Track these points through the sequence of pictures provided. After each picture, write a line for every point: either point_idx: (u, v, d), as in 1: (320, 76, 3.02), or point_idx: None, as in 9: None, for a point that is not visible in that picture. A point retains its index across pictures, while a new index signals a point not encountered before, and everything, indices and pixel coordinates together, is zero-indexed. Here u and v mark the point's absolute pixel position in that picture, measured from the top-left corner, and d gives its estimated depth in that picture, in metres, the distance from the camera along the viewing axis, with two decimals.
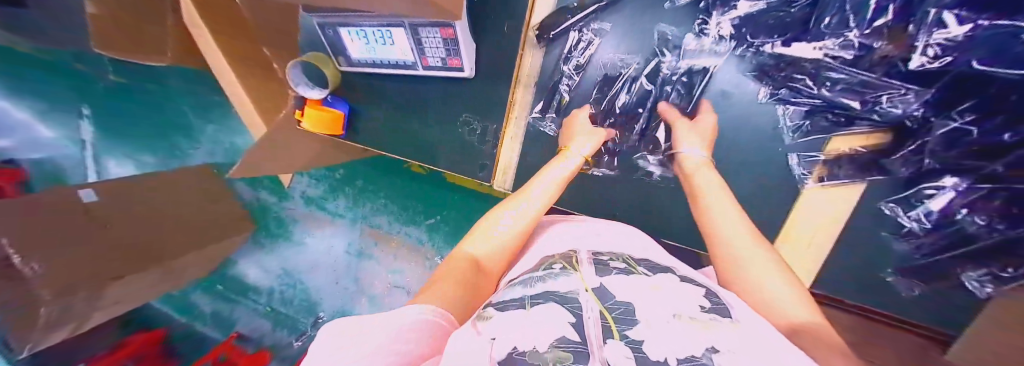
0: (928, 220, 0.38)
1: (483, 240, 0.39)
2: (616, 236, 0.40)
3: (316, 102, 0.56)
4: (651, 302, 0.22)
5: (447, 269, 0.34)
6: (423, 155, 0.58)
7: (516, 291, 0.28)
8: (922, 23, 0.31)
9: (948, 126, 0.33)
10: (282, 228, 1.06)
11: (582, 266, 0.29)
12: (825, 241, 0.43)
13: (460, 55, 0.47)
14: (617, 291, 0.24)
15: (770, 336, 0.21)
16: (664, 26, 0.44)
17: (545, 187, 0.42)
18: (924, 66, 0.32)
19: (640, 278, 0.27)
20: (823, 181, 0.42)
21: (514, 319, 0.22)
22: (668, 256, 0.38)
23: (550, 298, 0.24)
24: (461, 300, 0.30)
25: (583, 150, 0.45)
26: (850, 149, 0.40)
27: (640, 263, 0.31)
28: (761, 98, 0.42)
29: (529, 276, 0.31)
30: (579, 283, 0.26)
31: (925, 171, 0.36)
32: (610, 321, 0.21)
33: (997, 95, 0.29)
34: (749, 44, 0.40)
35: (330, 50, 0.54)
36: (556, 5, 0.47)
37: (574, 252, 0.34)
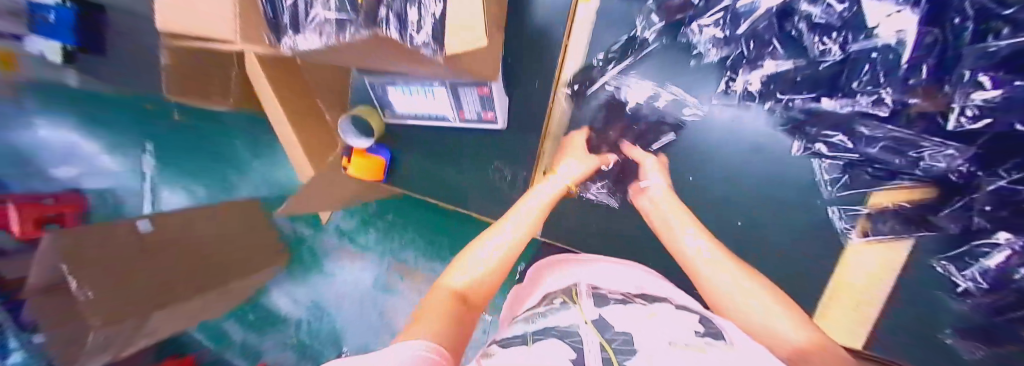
0: (984, 280, 0.37)
1: (465, 267, 0.35)
2: (618, 273, 0.44)
3: (362, 150, 0.59)
4: (647, 333, 0.25)
5: (431, 301, 0.31)
6: (454, 198, 0.61)
7: (522, 327, 0.32)
8: (957, 83, 0.31)
9: (994, 183, 0.33)
10: (314, 260, 1.05)
11: (582, 300, 0.35)
12: (877, 292, 0.44)
13: (494, 109, 0.51)
14: (615, 325, 0.28)
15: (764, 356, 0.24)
16: (692, 81, 0.46)
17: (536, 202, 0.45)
18: (961, 126, 0.32)
19: (636, 311, 0.31)
20: (867, 235, 0.43)
21: (517, 354, 0.23)
22: (671, 286, 0.42)
23: (551, 333, 0.27)
24: (451, 335, 0.26)
25: (568, 170, 0.50)
26: (892, 203, 0.40)
27: (639, 297, 0.37)
28: (796, 152, 0.43)
29: (536, 312, 0.35)
30: (579, 317, 0.30)
31: (976, 229, 0.36)
32: (609, 352, 0.23)
33: None
34: (778, 99, 0.41)
35: (377, 104, 0.60)
36: (583, 64, 0.51)
37: (576, 285, 0.40)
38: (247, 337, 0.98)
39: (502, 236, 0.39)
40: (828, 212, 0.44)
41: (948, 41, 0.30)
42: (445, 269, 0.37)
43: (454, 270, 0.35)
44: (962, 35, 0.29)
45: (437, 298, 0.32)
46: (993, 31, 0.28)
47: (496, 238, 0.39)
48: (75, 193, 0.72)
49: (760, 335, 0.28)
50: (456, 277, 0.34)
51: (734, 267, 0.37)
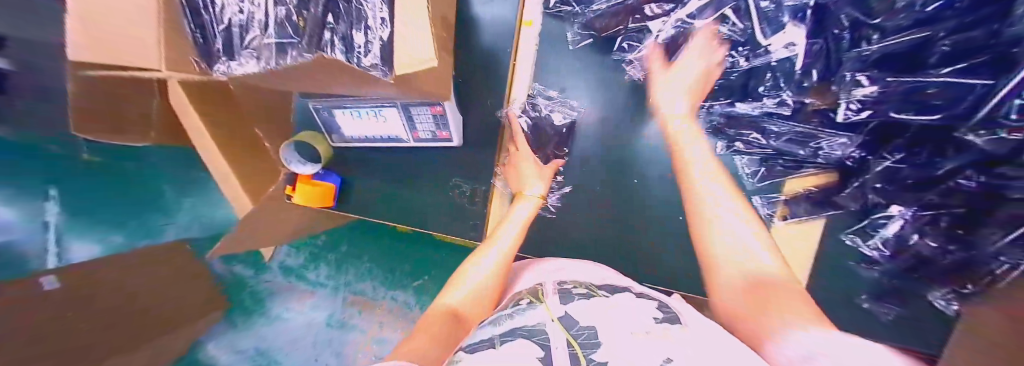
0: (885, 248, 0.42)
1: (464, 287, 0.42)
2: (578, 268, 0.46)
3: (308, 176, 0.58)
4: (610, 325, 0.29)
5: (426, 319, 0.37)
6: (415, 220, 0.59)
7: (489, 330, 0.32)
8: (843, 83, 0.33)
9: (882, 163, 0.37)
10: (257, 304, 0.82)
11: (547, 298, 0.36)
12: (802, 270, 0.49)
13: (449, 128, 0.51)
14: (580, 319, 0.30)
15: (715, 332, 0.30)
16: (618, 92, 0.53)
17: (512, 227, 0.49)
18: (850, 117, 0.35)
19: (601, 302, 0.34)
20: (786, 218, 0.48)
21: (489, 356, 0.26)
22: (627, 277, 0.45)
23: (518, 334, 0.29)
24: (436, 346, 0.31)
25: (535, 190, 0.51)
26: (803, 189, 0.46)
27: (602, 287, 0.38)
28: (720, 151, 0.49)
29: (500, 315, 0.35)
30: (546, 315, 0.32)
31: (871, 205, 0.41)
32: (576, 348, 0.26)
33: (913, 140, 0.33)
34: (702, 106, 0.47)
35: (324, 129, 0.58)
36: (531, 86, 0.55)
37: (541, 285, 0.41)
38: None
39: (495, 252, 0.46)
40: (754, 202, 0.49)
41: (834, 49, 0.33)
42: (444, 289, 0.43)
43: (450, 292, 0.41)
44: (841, 45, 0.33)
45: (436, 314, 0.38)
46: (864, 39, 0.31)
47: (490, 255, 0.45)
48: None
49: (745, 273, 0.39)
50: (454, 296, 0.41)
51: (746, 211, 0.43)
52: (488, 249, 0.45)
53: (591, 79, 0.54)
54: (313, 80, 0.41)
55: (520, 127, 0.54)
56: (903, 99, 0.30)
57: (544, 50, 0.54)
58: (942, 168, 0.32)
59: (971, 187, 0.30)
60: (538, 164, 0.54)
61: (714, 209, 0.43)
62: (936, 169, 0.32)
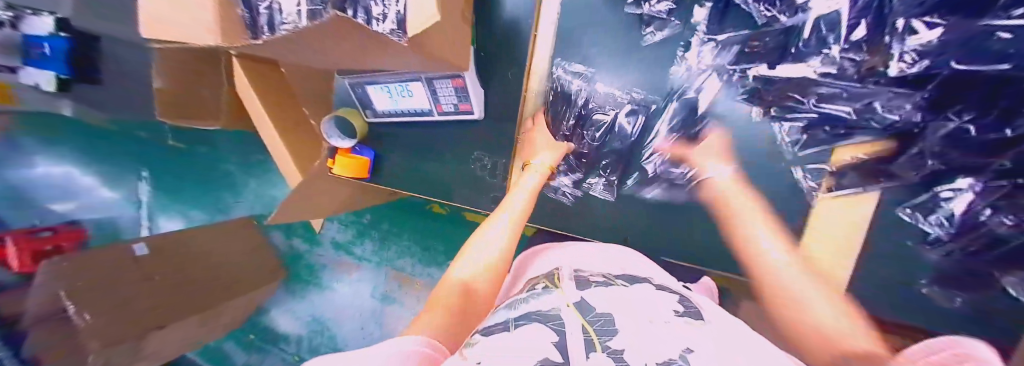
0: (951, 224, 0.38)
1: (472, 260, 0.40)
2: (593, 254, 0.43)
3: (346, 149, 0.62)
4: (629, 314, 0.26)
5: (442, 289, 0.37)
6: (440, 192, 0.61)
7: (503, 314, 0.30)
8: (894, 32, 0.33)
9: (947, 127, 0.34)
10: (311, 274, 1.03)
11: (563, 284, 0.33)
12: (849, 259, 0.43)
13: (470, 100, 0.52)
14: (597, 305, 0.27)
15: (753, 339, 0.24)
16: (637, 55, 0.49)
17: (523, 194, 0.48)
18: (903, 72, 0.34)
19: (619, 292, 0.30)
20: (831, 190, 0.43)
21: (501, 341, 0.23)
22: (650, 263, 0.42)
23: (532, 318, 0.26)
24: (448, 327, 0.31)
25: (544, 159, 0.51)
26: (851, 157, 0.41)
27: (622, 278, 0.35)
28: (756, 117, 0.45)
29: (515, 299, 0.33)
30: (561, 300, 0.29)
31: (934, 172, 0.37)
32: (592, 333, 0.23)
33: (1005, 109, 0.30)
34: (732, 70, 0.44)
35: (359, 105, 0.61)
36: (553, 51, 0.52)
37: (558, 269, 0.38)
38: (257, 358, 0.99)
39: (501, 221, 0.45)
40: (795, 174, 0.45)
41: None
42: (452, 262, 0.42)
43: (460, 266, 0.40)
44: None
45: (447, 290, 0.37)
46: None
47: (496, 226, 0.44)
48: (70, 225, 0.75)
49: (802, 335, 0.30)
50: (463, 270, 0.39)
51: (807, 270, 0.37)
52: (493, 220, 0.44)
53: (600, 47, 0.50)
54: (347, 51, 0.43)
55: (540, 110, 0.54)
56: (966, 48, 0.29)
57: (568, 14, 0.50)
58: (1013, 129, 0.31)
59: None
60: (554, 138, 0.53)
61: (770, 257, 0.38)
62: (1007, 128, 0.31)
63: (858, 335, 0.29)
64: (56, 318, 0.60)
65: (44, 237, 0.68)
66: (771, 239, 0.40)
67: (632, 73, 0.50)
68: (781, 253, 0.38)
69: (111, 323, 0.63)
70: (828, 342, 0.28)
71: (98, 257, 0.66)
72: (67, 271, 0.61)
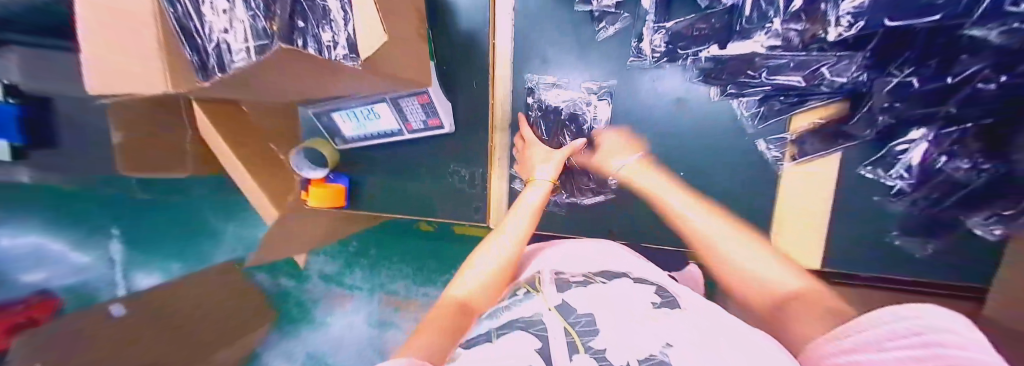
0: (909, 175, 0.40)
1: (470, 277, 0.38)
2: (587, 251, 0.43)
3: (319, 180, 0.60)
4: (608, 312, 0.26)
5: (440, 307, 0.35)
6: (423, 211, 0.60)
7: (485, 324, 0.30)
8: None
9: (891, 81, 0.35)
10: (302, 313, 0.91)
11: (544, 287, 0.32)
12: (821, 223, 0.46)
13: (438, 115, 0.52)
14: (577, 305, 0.27)
15: (718, 319, 0.26)
16: (596, 53, 0.50)
17: (523, 210, 0.43)
18: (841, 36, 0.33)
19: (597, 289, 0.30)
20: (796, 158, 0.45)
21: (485, 353, 0.23)
22: (650, 265, 0.41)
23: (515, 326, 0.26)
24: (444, 343, 0.29)
25: (545, 174, 0.47)
26: (809, 123, 0.44)
27: (601, 274, 0.35)
28: (714, 96, 0.48)
29: (498, 307, 0.32)
30: (542, 304, 0.28)
31: (886, 128, 0.39)
32: (574, 336, 0.23)
33: (943, 57, 0.31)
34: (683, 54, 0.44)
35: (327, 134, 0.60)
36: (513, 57, 0.52)
37: (540, 273, 0.37)
38: None
39: (499, 244, 0.41)
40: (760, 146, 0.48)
41: None
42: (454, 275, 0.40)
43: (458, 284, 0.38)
44: None
45: (443, 309, 0.35)
46: None
47: (499, 242, 0.41)
48: (41, 294, 0.61)
49: (745, 283, 0.34)
50: (461, 288, 0.37)
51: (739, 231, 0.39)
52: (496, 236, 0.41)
53: (557, 48, 0.51)
54: (302, 83, 0.42)
55: (523, 113, 0.53)
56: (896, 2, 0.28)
57: (524, 22, 0.51)
58: None
59: (992, 89, 0.30)
60: (549, 148, 0.51)
61: (705, 225, 0.40)
62: None
63: (788, 279, 0.32)
64: None
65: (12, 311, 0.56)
66: (689, 208, 0.43)
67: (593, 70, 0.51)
68: (698, 214, 0.42)
69: None
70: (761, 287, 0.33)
71: (65, 328, 0.58)
72: (28, 348, 0.52)
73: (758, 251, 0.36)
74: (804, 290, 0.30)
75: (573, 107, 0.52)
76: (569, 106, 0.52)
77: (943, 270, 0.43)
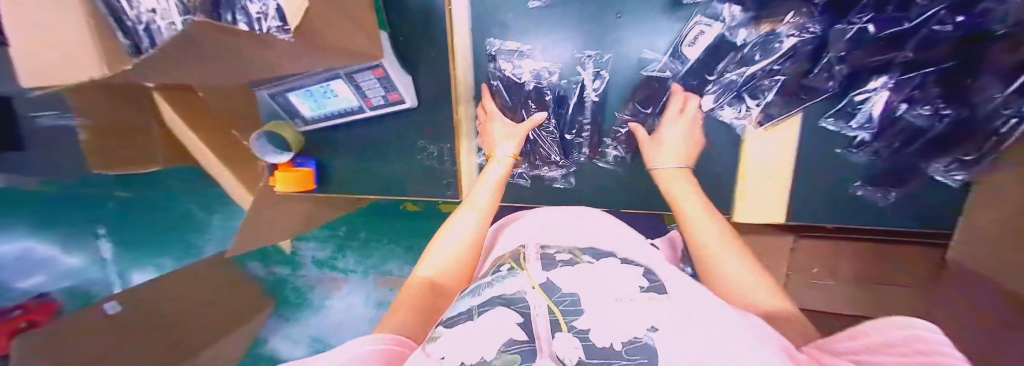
0: (872, 126, 0.39)
1: (437, 256, 0.37)
2: (556, 218, 0.43)
3: (286, 164, 0.58)
4: (594, 290, 0.26)
5: (404, 290, 0.35)
6: (394, 190, 0.59)
7: (467, 301, 0.29)
8: None
9: (849, 29, 0.35)
10: (299, 298, 0.87)
11: (529, 264, 0.32)
12: (786, 179, 0.45)
13: (397, 89, 0.49)
14: (562, 284, 0.28)
15: (708, 304, 0.26)
16: (555, 11, 0.46)
17: (488, 187, 0.43)
18: None
19: (584, 270, 0.30)
20: (761, 123, 0.43)
21: (465, 331, 0.23)
22: (624, 227, 0.43)
23: (497, 302, 0.26)
24: (411, 323, 0.30)
25: (506, 150, 0.46)
26: (770, 80, 0.41)
27: (587, 250, 0.34)
28: (663, 58, 0.44)
29: (480, 283, 0.32)
30: (527, 282, 0.29)
31: (846, 78, 0.38)
32: (557, 315, 0.24)
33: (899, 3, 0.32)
34: (641, 6, 0.43)
35: (285, 115, 0.57)
36: (473, 23, 0.49)
37: (523, 248, 0.36)
38: None
39: (468, 216, 0.41)
40: (721, 118, 0.45)
41: None
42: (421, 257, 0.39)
43: (425, 264, 0.37)
44: None
45: (411, 289, 0.35)
46: None
47: (463, 219, 0.40)
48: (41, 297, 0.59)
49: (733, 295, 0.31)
50: (428, 268, 0.36)
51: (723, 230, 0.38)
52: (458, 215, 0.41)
53: (516, 8, 0.47)
54: (243, 56, 0.37)
55: (485, 83, 0.51)
56: None
57: None
58: (910, 20, 0.32)
59: (951, 31, 0.30)
60: (510, 122, 0.50)
61: (696, 220, 0.39)
62: (906, 20, 0.32)
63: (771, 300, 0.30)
64: None
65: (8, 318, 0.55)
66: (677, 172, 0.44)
67: (552, 31, 0.47)
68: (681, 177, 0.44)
69: None
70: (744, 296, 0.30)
71: (62, 327, 0.57)
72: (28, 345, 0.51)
73: (749, 271, 0.33)
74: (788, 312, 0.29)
75: (532, 74, 0.49)
76: (526, 73, 0.50)
77: (909, 218, 0.43)
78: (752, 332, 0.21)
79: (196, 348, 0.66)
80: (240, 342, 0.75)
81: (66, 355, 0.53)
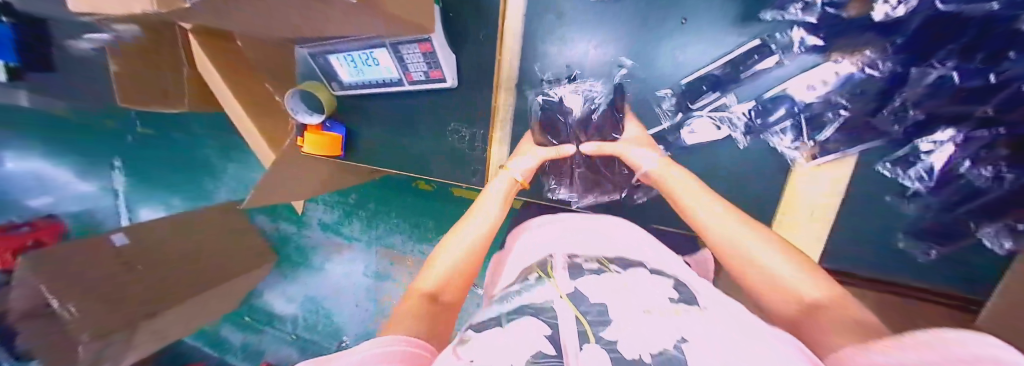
0: (930, 177, 0.38)
1: (441, 263, 0.36)
2: (583, 224, 0.43)
3: (315, 126, 0.57)
4: (623, 301, 0.25)
5: (405, 303, 0.33)
6: (419, 169, 0.59)
7: (496, 308, 0.29)
8: None
9: (930, 74, 0.33)
10: (301, 257, 0.93)
11: (556, 272, 0.31)
12: (828, 220, 0.43)
13: (441, 67, 0.49)
14: (590, 294, 0.27)
15: (741, 317, 0.24)
16: (610, 9, 0.45)
17: (493, 203, 0.42)
18: (890, 14, 0.34)
19: (612, 279, 0.29)
20: (814, 158, 0.41)
21: (490, 339, 0.23)
22: (657, 243, 0.40)
23: (525, 311, 0.26)
24: (424, 333, 0.28)
25: (522, 164, 0.45)
26: (831, 114, 0.39)
27: (615, 260, 0.33)
28: (719, 71, 0.42)
29: (508, 292, 0.32)
30: (555, 291, 0.28)
31: (917, 124, 0.36)
32: (585, 325, 0.23)
33: (990, 54, 0.31)
34: (703, 15, 0.41)
35: (323, 77, 0.57)
36: (527, 7, 0.47)
37: (551, 257, 0.35)
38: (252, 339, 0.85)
39: (473, 223, 0.40)
40: (772, 145, 0.43)
41: None
42: (423, 266, 0.37)
43: (424, 275, 0.36)
44: None
45: (412, 300, 0.33)
46: None
47: (470, 227, 0.40)
48: None
49: (769, 288, 0.29)
50: (428, 279, 0.35)
51: (741, 221, 0.34)
52: (465, 224, 0.40)
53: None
54: (296, 8, 0.37)
55: (526, 71, 0.49)
56: None
57: None
58: (999, 73, 0.31)
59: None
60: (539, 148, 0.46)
61: (704, 214, 0.36)
62: (993, 72, 0.31)
63: (813, 286, 0.27)
64: (46, 315, 0.50)
65: (20, 232, 0.56)
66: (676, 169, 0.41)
67: (605, 26, 0.45)
68: (678, 171, 0.41)
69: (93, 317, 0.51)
70: (782, 289, 0.28)
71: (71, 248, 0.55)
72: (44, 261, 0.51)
73: (788, 260, 0.29)
74: (833, 298, 0.26)
75: (575, 69, 0.48)
76: (572, 67, 0.48)
77: (950, 279, 0.41)
78: (774, 338, 0.21)
79: (212, 285, 0.73)
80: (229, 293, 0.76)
81: (72, 281, 0.53)
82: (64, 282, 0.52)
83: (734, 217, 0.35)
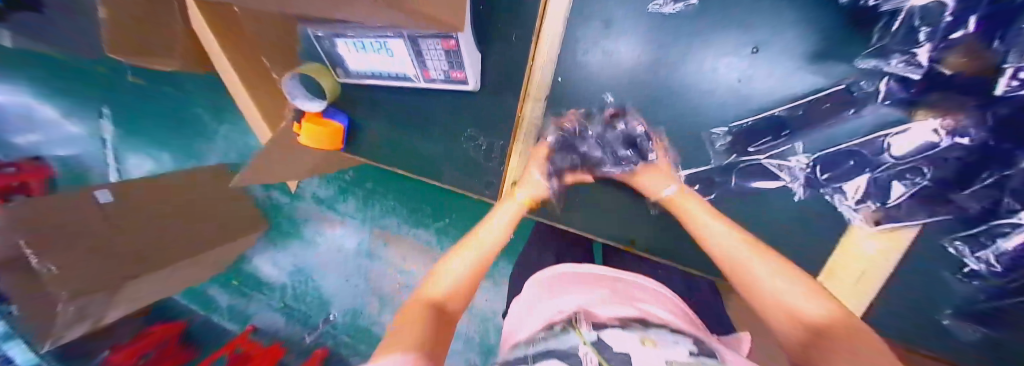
0: (998, 263, 0.34)
1: (450, 271, 0.33)
2: (591, 279, 0.39)
3: (316, 114, 0.52)
4: (649, 351, 0.21)
5: (405, 315, 0.28)
6: (428, 172, 0.54)
7: (523, 352, 0.26)
8: (1012, 42, 0.28)
9: None
10: (293, 228, 0.92)
11: (581, 324, 0.28)
12: (869, 285, 0.40)
13: (464, 68, 0.43)
14: (615, 344, 0.23)
15: None
16: (662, 22, 0.39)
17: (503, 218, 0.39)
18: (1009, 92, 0.29)
19: (638, 332, 0.25)
20: (879, 224, 0.38)
21: None
22: (683, 307, 0.37)
23: (552, 356, 0.23)
24: (426, 346, 0.24)
25: (530, 187, 0.41)
26: (911, 181, 0.36)
27: (643, 319, 0.29)
28: (777, 111, 0.39)
29: (533, 340, 0.28)
30: (577, 338, 0.25)
31: (999, 208, 0.32)
32: None
33: None
34: (766, 46, 0.37)
35: (328, 61, 0.50)
36: (570, 10, 0.42)
37: (579, 310, 0.31)
38: (238, 302, 0.80)
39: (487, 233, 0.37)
40: (833, 202, 0.39)
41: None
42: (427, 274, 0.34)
43: (430, 284, 0.32)
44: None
45: (412, 310, 0.29)
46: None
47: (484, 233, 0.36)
48: (35, 161, 0.64)
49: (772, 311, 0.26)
50: (434, 289, 0.32)
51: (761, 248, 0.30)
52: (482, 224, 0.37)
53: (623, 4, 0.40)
54: None
55: (555, 80, 0.45)
56: None
57: None
58: None
59: None
60: (540, 176, 0.42)
61: (711, 228, 0.34)
62: None
63: (824, 307, 0.24)
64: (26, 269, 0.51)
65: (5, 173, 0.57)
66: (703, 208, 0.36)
67: (655, 41, 0.40)
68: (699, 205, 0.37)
69: (75, 271, 0.52)
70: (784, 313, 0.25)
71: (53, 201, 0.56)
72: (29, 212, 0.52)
73: (795, 282, 0.26)
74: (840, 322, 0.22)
75: (609, 83, 0.43)
76: (606, 80, 0.43)
77: None
78: None
79: (211, 245, 0.71)
80: (215, 259, 0.75)
81: (70, 233, 0.54)
82: (62, 234, 0.54)
83: (781, 257, 0.29)
